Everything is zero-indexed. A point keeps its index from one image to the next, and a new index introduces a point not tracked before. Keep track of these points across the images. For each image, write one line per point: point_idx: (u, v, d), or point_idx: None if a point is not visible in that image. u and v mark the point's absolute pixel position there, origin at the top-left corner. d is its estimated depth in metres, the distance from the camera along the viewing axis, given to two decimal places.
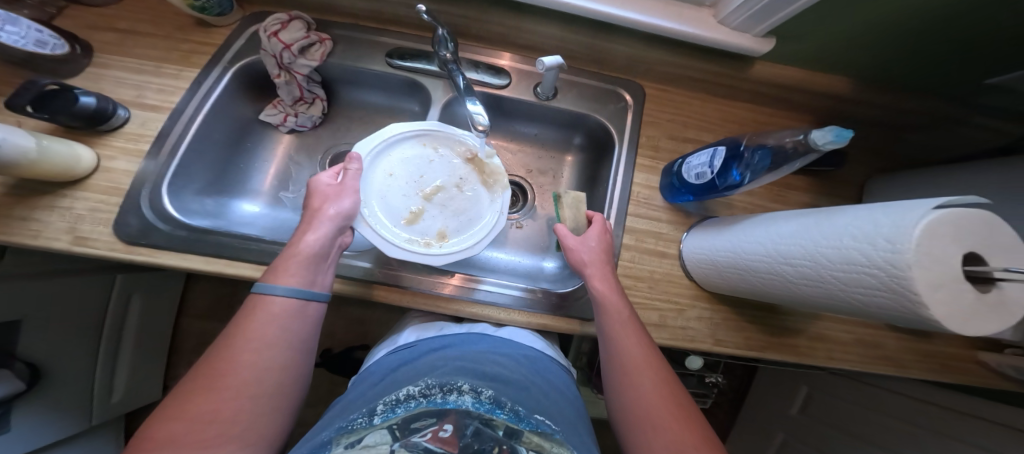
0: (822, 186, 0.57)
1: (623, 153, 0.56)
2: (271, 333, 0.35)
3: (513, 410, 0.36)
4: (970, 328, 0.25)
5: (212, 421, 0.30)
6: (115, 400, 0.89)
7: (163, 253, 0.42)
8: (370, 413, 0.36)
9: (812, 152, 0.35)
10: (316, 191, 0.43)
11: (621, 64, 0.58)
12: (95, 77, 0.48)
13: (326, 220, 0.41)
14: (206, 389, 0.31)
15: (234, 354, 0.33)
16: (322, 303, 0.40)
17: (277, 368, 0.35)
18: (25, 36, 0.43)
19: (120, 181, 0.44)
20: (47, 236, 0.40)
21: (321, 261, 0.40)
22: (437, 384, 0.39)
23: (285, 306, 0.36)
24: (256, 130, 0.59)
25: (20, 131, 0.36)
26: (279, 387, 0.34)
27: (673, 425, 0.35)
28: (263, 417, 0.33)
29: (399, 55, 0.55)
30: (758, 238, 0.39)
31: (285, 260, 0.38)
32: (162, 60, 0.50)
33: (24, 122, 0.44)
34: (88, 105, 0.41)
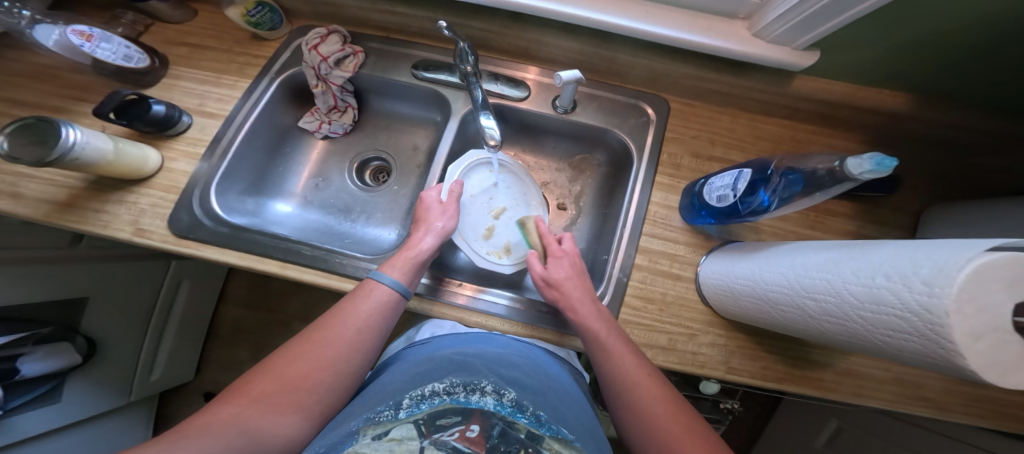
0: (859, 212, 0.54)
1: (643, 170, 0.56)
2: (364, 323, 0.43)
3: (535, 415, 0.36)
4: (1012, 383, 0.22)
5: (307, 382, 0.39)
6: (153, 378, 0.99)
7: (208, 247, 0.47)
8: (397, 406, 0.36)
9: (847, 181, 0.31)
10: (428, 208, 0.52)
11: (645, 78, 0.58)
12: (170, 88, 0.54)
13: (433, 235, 0.50)
14: (310, 353, 0.41)
15: (334, 333, 0.42)
16: (405, 299, 0.46)
17: (360, 351, 0.43)
18: (116, 52, 0.49)
19: (177, 180, 0.49)
20: (114, 227, 0.46)
21: (423, 265, 0.49)
22: (461, 383, 0.39)
23: (388, 296, 0.45)
24: (295, 136, 0.64)
25: (101, 136, 0.41)
26: (354, 369, 0.42)
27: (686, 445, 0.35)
28: (340, 387, 0.41)
29: (425, 66, 0.58)
30: (782, 268, 0.38)
31: (399, 258, 0.47)
32: (220, 71, 0.55)
33: (109, 127, 0.50)
34: (159, 112, 0.47)
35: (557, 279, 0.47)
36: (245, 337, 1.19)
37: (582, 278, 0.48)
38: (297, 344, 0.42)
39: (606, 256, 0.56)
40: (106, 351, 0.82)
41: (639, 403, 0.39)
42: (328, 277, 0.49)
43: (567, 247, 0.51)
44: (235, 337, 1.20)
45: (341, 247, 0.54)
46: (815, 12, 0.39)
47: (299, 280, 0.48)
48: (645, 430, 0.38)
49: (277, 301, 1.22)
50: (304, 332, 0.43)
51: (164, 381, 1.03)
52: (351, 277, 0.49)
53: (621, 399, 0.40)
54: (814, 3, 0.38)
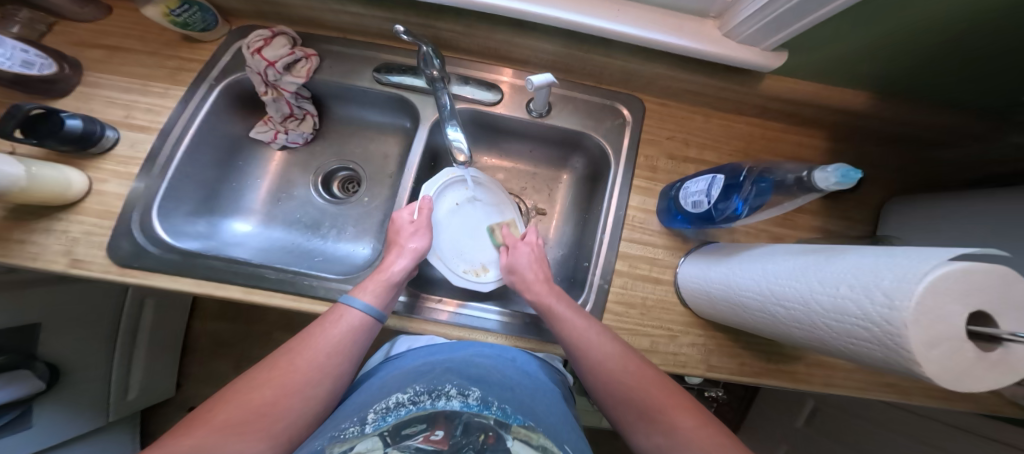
0: (832, 208, 0.54)
1: (619, 174, 0.54)
2: (329, 347, 0.39)
3: (502, 408, 0.37)
4: (965, 386, 0.23)
5: (264, 415, 0.33)
6: (131, 396, 0.92)
7: (157, 276, 0.43)
8: (362, 421, 0.35)
9: (815, 189, 0.32)
10: (400, 229, 0.50)
11: (616, 78, 0.56)
12: (87, 96, 0.49)
13: (403, 255, 0.47)
14: (277, 379, 0.36)
15: (294, 358, 0.37)
16: (380, 322, 0.43)
17: (332, 376, 0.38)
18: (12, 58, 0.42)
19: (111, 204, 0.44)
20: (44, 259, 0.41)
21: (397, 288, 0.46)
22: (426, 390, 0.38)
23: (360, 320, 0.41)
24: (248, 147, 0.59)
25: (9, 159, 0.36)
26: (327, 395, 0.38)
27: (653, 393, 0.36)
28: (300, 422, 0.35)
29: (388, 70, 0.54)
30: (752, 274, 0.37)
31: (372, 280, 0.45)
32: (148, 78, 0.50)
33: (20, 147, 0.45)
34: (75, 127, 0.42)
35: (518, 265, 0.50)
36: (219, 355, 1.13)
37: (543, 265, 0.51)
38: (249, 372, 0.37)
39: (586, 263, 0.55)
40: (73, 375, 0.76)
41: (597, 359, 0.39)
42: (294, 300, 0.46)
43: (529, 238, 0.54)
44: (209, 353, 1.13)
45: (310, 268, 0.51)
46: (783, 13, 0.38)
47: (265, 305, 0.45)
48: (620, 389, 0.38)
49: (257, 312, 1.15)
50: (269, 357, 0.38)
51: (144, 398, 0.97)
52: (323, 299, 0.46)
53: (583, 360, 0.40)
54: (783, 3, 0.37)
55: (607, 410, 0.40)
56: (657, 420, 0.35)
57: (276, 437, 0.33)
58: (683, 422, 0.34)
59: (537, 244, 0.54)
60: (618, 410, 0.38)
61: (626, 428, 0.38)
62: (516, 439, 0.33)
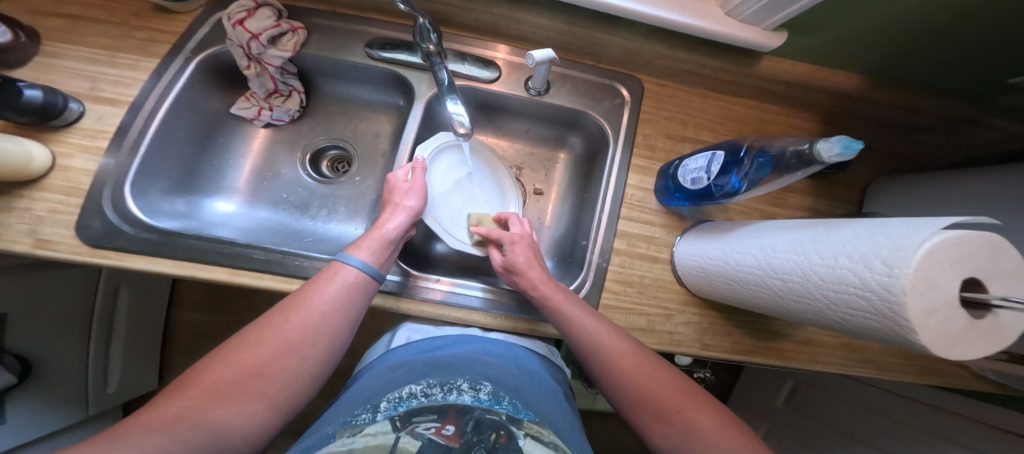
0: (824, 190, 0.55)
1: (618, 154, 0.54)
2: (325, 307, 0.37)
3: (512, 403, 0.37)
4: (956, 353, 0.23)
5: (258, 375, 0.32)
6: (110, 391, 0.88)
7: (132, 257, 0.41)
8: (374, 409, 0.34)
9: (816, 163, 0.32)
10: (394, 188, 0.48)
11: (616, 57, 0.55)
12: (45, 67, 0.45)
13: (398, 212, 0.46)
14: (272, 337, 0.34)
15: (290, 318, 0.36)
16: (378, 281, 0.42)
17: (328, 335, 0.36)
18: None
19: (78, 180, 0.41)
20: (5, 239, 0.38)
21: (395, 245, 0.45)
22: (438, 383, 0.39)
23: (356, 277, 0.40)
24: (228, 124, 0.56)
25: None
26: (323, 355, 0.36)
27: (656, 386, 0.37)
28: (297, 385, 0.34)
29: (379, 45, 0.52)
30: (751, 249, 0.38)
31: (367, 238, 0.43)
32: (117, 48, 0.47)
33: None
34: (35, 98, 0.38)
35: (518, 264, 0.45)
36: (202, 346, 1.09)
37: (537, 261, 0.46)
38: (247, 328, 0.36)
39: (585, 242, 0.55)
40: (47, 365, 0.72)
41: (615, 365, 0.38)
42: (283, 282, 0.44)
43: (519, 230, 0.50)
44: (193, 344, 1.09)
45: (298, 248, 0.49)
46: None
47: (252, 287, 0.43)
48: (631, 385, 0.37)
49: (241, 302, 1.11)
50: (265, 316, 0.37)
51: (125, 393, 0.93)
52: None
53: (598, 364, 0.39)
54: None
55: (623, 412, 0.39)
56: (672, 420, 0.34)
57: (274, 399, 0.32)
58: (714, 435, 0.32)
59: (529, 238, 0.49)
60: (632, 412, 0.37)
61: (643, 432, 0.37)
62: (529, 432, 0.33)
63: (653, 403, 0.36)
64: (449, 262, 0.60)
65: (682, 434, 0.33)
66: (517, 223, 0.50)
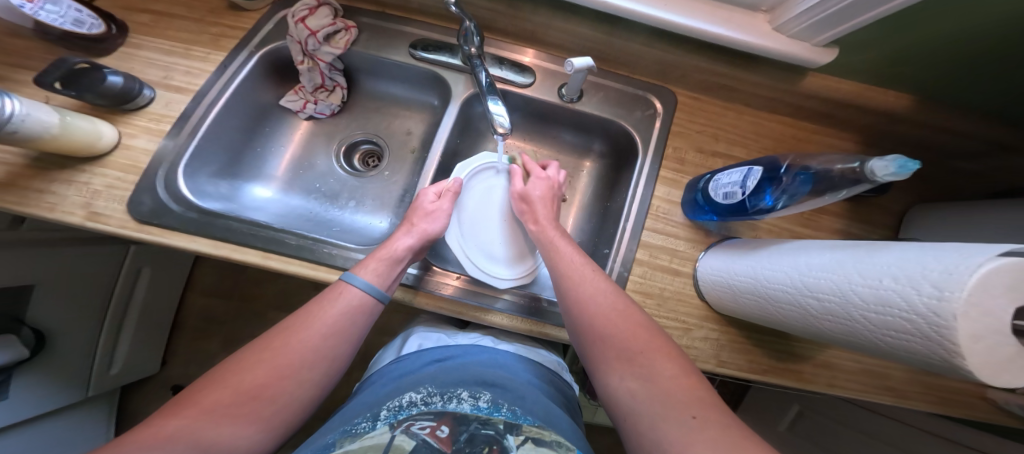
0: (854, 212, 0.54)
1: (647, 165, 0.54)
2: (332, 326, 0.38)
3: (511, 410, 0.40)
4: (1005, 382, 0.22)
5: (257, 398, 0.33)
6: (114, 372, 0.90)
7: (177, 235, 0.42)
8: (375, 417, 0.38)
9: (861, 183, 0.32)
10: (417, 209, 0.48)
11: (653, 69, 0.56)
12: (128, 57, 0.48)
13: (414, 234, 0.46)
14: (269, 361, 0.35)
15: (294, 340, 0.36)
16: (381, 303, 0.42)
17: (326, 359, 0.37)
18: (64, 16, 0.43)
19: (138, 159, 0.44)
20: (62, 210, 0.40)
21: (402, 267, 0.44)
22: (438, 392, 0.42)
23: (360, 299, 0.40)
24: (275, 115, 0.58)
25: (44, 107, 0.36)
26: (320, 378, 0.37)
27: (622, 320, 0.37)
28: (292, 407, 0.35)
29: (423, 46, 0.54)
30: (784, 267, 0.37)
31: (375, 258, 0.43)
32: (192, 42, 0.50)
33: (53, 98, 0.44)
34: (115, 84, 0.41)
35: (532, 195, 0.51)
36: (215, 329, 1.12)
37: (551, 200, 0.52)
38: (246, 347, 0.37)
39: (607, 250, 0.55)
40: (60, 341, 0.73)
41: (588, 296, 0.39)
42: (315, 269, 0.45)
43: (551, 173, 0.55)
44: (205, 327, 1.11)
45: (330, 236, 0.50)
46: (844, 8, 0.38)
47: (283, 272, 0.44)
48: (599, 317, 0.38)
49: (257, 288, 1.13)
50: (263, 336, 0.38)
51: (125, 376, 0.95)
52: (342, 269, 0.45)
53: (571, 292, 0.41)
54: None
55: (586, 351, 0.39)
56: (637, 360, 0.34)
57: (269, 421, 0.33)
58: (662, 369, 0.33)
59: (555, 183, 0.54)
60: (596, 350, 0.37)
61: (601, 374, 0.36)
62: (528, 436, 0.35)
63: (597, 311, 0.38)
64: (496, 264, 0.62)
65: (644, 378, 0.32)
66: (552, 168, 0.56)
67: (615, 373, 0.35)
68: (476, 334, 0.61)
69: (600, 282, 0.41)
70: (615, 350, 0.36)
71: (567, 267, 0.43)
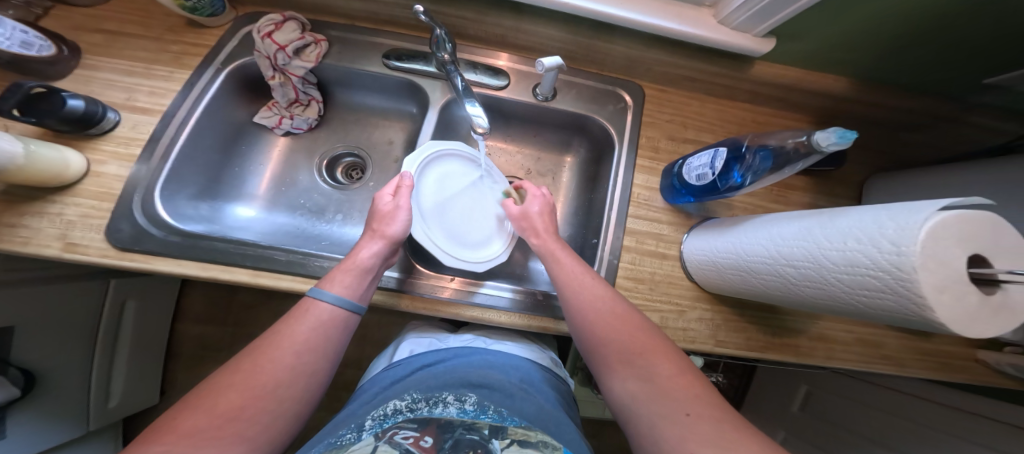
0: (825, 186, 0.56)
1: (624, 154, 0.56)
2: (312, 338, 0.38)
3: (497, 412, 0.40)
4: (976, 332, 0.24)
5: (234, 419, 0.32)
6: (111, 405, 0.87)
7: (160, 259, 0.42)
8: (359, 427, 0.38)
9: (816, 154, 0.34)
10: (377, 212, 0.46)
11: (619, 65, 0.58)
12: (85, 79, 0.48)
13: (377, 239, 0.44)
14: (242, 381, 0.34)
15: (267, 359, 0.35)
16: (356, 314, 0.42)
17: (306, 374, 0.37)
18: (11, 38, 0.42)
19: (110, 185, 0.43)
20: (37, 243, 0.39)
21: (372, 276, 0.43)
22: (423, 398, 0.42)
23: (330, 314, 0.39)
24: (251, 132, 0.59)
25: (7, 137, 0.36)
26: (301, 395, 0.36)
27: (615, 319, 0.39)
28: (275, 426, 0.34)
29: (396, 56, 0.55)
30: (761, 239, 0.39)
31: (341, 270, 0.41)
32: (152, 61, 0.50)
33: (12, 126, 0.44)
34: (77, 107, 0.41)
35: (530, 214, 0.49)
36: (207, 358, 1.09)
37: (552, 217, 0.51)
38: (212, 375, 0.35)
39: (595, 240, 0.56)
40: (48, 383, 0.70)
41: (582, 303, 0.40)
42: (304, 283, 0.44)
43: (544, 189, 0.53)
44: (197, 358, 1.08)
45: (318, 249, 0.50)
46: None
47: (273, 288, 0.44)
48: (594, 323, 0.39)
49: (245, 313, 1.11)
50: (231, 361, 0.36)
51: (124, 408, 0.91)
52: None
53: (567, 300, 0.42)
54: None
55: (590, 358, 0.40)
56: (639, 365, 0.35)
57: (253, 442, 0.32)
58: (660, 368, 0.34)
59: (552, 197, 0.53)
60: (597, 354, 0.39)
61: (605, 377, 0.38)
62: (513, 440, 0.37)
63: (596, 320, 0.39)
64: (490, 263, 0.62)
65: (643, 380, 0.34)
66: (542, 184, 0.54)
67: (617, 376, 0.36)
68: (469, 335, 0.61)
69: (599, 286, 0.42)
70: (618, 353, 0.37)
71: (567, 276, 0.43)
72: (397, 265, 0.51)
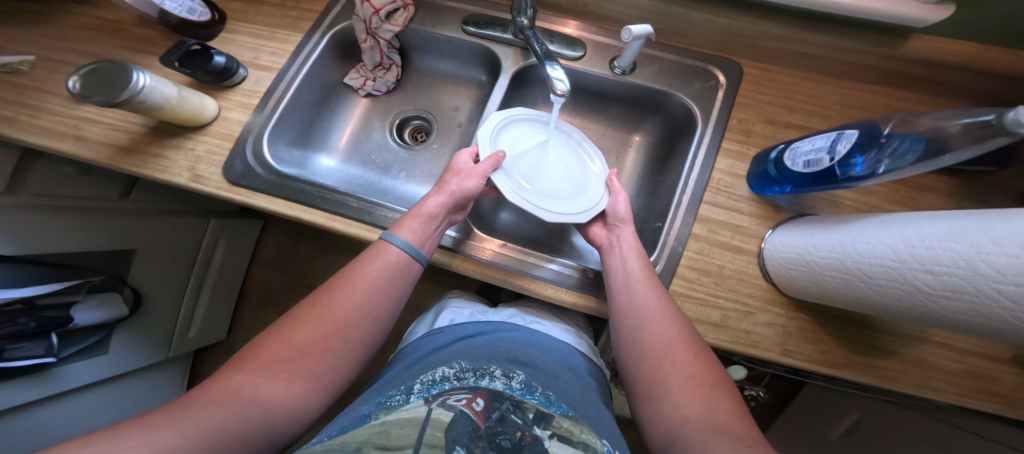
0: (970, 191, 0.46)
1: (707, 136, 0.51)
2: (378, 282, 0.40)
3: (545, 395, 0.39)
4: None
5: (309, 352, 0.35)
6: (190, 336, 1.00)
7: (260, 196, 0.46)
8: (408, 391, 0.39)
9: (999, 137, 0.27)
10: (453, 169, 0.47)
11: (714, 39, 0.53)
12: (226, 42, 0.54)
13: (446, 193, 0.45)
14: (318, 318, 0.37)
15: (339, 298, 0.38)
16: (417, 264, 0.42)
17: (371, 317, 0.39)
18: (180, 5, 0.49)
19: (233, 128, 0.48)
20: (171, 172, 0.45)
21: (437, 224, 0.44)
22: (471, 368, 0.42)
23: (397, 257, 0.41)
24: (341, 93, 0.62)
25: (168, 82, 0.42)
26: (367, 335, 0.38)
27: (675, 348, 0.37)
28: (341, 365, 0.36)
29: (473, 22, 0.55)
30: (886, 238, 0.30)
31: (410, 218, 0.43)
32: (276, 25, 0.55)
33: (170, 76, 0.51)
34: (219, 63, 0.47)
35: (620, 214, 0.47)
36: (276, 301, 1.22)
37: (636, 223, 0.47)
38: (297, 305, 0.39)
39: (658, 223, 0.53)
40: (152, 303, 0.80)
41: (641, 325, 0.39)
42: (374, 231, 0.47)
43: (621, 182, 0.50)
44: (267, 299, 1.22)
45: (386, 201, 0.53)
46: None
47: (343, 233, 0.47)
48: (654, 348, 0.38)
49: (308, 265, 1.22)
50: (310, 295, 0.40)
51: (201, 340, 1.06)
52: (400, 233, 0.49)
53: (626, 318, 0.41)
54: None
55: (638, 380, 0.39)
56: (693, 397, 0.34)
57: (321, 379, 0.35)
58: (716, 407, 0.32)
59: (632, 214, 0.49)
60: (648, 378, 0.38)
61: (650, 402, 0.37)
62: (555, 433, 0.33)
63: (654, 344, 0.38)
64: (537, 239, 0.61)
65: (697, 414, 0.32)
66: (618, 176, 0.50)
67: (668, 404, 0.35)
68: (509, 311, 0.60)
69: (665, 313, 0.39)
70: (681, 380, 0.35)
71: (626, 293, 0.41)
72: (456, 225, 0.51)
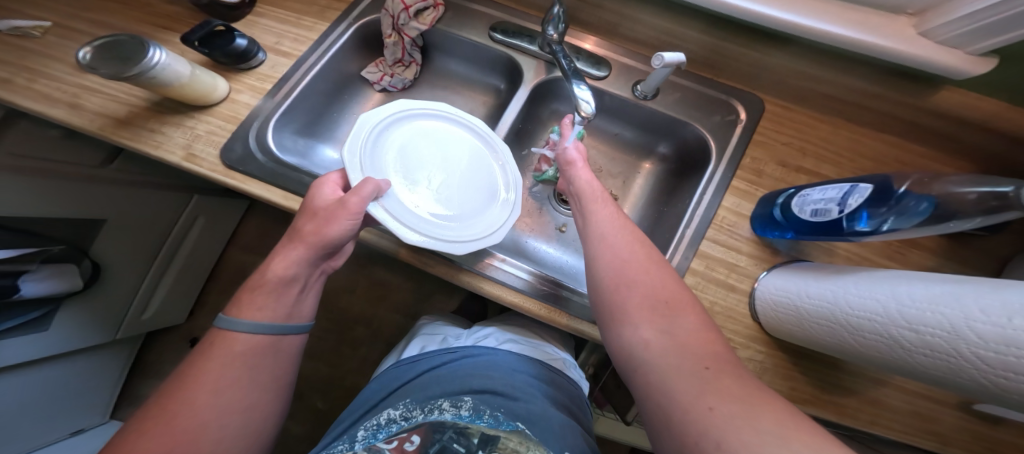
0: (952, 250, 0.49)
1: (718, 174, 0.52)
2: (233, 374, 0.33)
3: (493, 416, 0.40)
4: None
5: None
6: (145, 317, 0.93)
7: (254, 182, 0.44)
8: (352, 439, 0.41)
9: (1012, 210, 0.29)
10: (310, 208, 0.38)
11: (741, 72, 0.55)
12: (251, 24, 0.51)
13: (303, 246, 0.37)
14: (159, 430, 0.29)
15: (192, 395, 0.31)
16: (286, 336, 0.37)
17: (238, 411, 0.33)
18: None
19: (239, 111, 0.46)
20: (165, 149, 0.43)
21: (294, 288, 0.37)
22: (416, 405, 0.43)
23: (253, 342, 0.35)
24: (355, 85, 0.61)
25: (183, 59, 0.40)
26: (241, 430, 0.33)
27: (641, 269, 0.34)
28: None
29: (502, 30, 0.55)
30: (876, 293, 0.31)
31: (252, 292, 0.36)
32: (304, 13, 0.53)
33: (188, 53, 0.49)
34: (240, 45, 0.45)
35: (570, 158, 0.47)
36: None
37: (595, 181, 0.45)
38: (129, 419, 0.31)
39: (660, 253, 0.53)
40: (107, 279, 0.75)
41: (607, 252, 0.37)
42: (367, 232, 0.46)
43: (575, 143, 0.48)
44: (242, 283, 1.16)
45: None
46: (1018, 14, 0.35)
47: None
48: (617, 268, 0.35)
49: None
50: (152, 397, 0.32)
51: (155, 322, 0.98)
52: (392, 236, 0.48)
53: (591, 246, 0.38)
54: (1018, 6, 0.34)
55: (598, 305, 0.35)
56: (658, 313, 0.30)
57: None
58: (683, 322, 0.29)
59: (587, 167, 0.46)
60: (607, 297, 0.34)
61: (611, 324, 0.33)
62: None
63: (619, 263, 0.35)
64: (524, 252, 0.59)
65: (664, 330, 0.29)
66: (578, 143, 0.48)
67: (630, 321, 0.31)
68: (489, 331, 0.58)
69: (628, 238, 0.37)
70: (640, 299, 0.32)
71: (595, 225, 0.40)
72: None
